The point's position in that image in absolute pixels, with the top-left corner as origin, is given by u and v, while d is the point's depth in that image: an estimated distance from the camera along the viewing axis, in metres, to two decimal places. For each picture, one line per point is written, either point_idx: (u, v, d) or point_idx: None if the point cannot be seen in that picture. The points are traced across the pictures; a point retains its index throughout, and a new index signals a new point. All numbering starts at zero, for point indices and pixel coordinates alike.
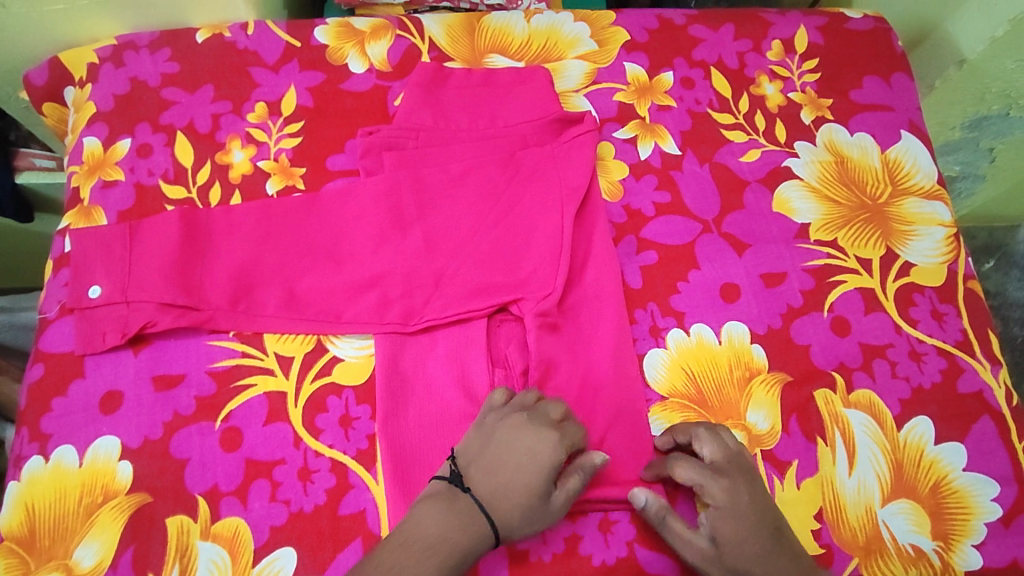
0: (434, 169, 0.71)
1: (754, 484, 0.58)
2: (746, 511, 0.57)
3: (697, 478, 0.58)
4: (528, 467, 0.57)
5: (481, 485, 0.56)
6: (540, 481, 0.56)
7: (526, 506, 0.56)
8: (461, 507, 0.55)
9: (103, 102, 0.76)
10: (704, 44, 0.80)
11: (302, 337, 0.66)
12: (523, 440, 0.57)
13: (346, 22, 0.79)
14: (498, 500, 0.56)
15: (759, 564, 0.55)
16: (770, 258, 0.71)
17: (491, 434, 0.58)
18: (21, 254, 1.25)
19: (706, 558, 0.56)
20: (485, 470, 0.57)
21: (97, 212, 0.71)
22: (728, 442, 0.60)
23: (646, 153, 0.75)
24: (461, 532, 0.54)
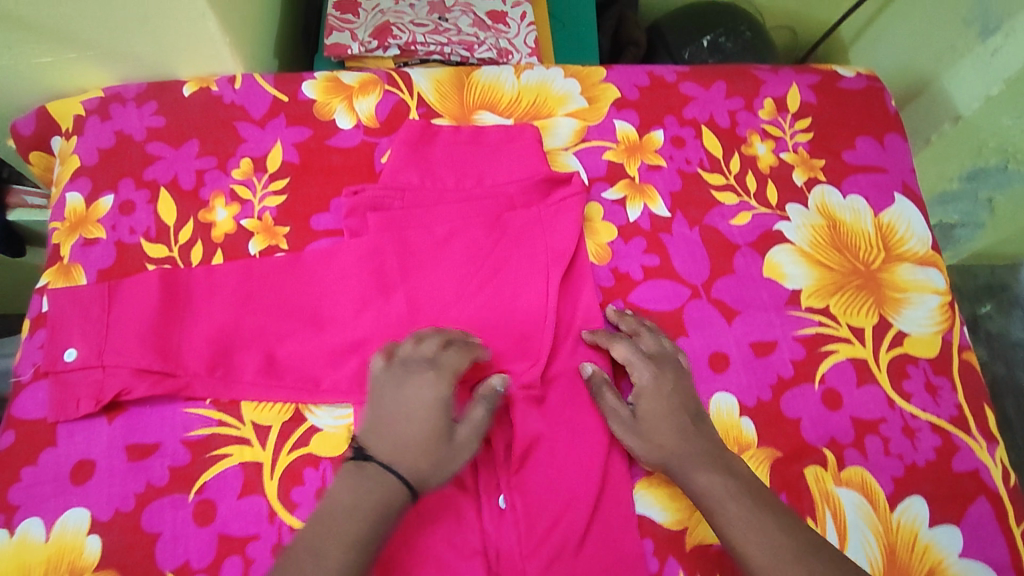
0: (419, 230, 0.70)
1: (681, 376, 0.65)
2: (670, 396, 0.63)
3: (631, 358, 0.64)
4: (418, 411, 0.59)
5: (382, 449, 0.58)
6: (436, 420, 0.59)
7: (431, 447, 0.58)
8: (372, 477, 0.56)
9: (87, 156, 0.75)
10: (695, 102, 0.79)
11: (280, 406, 0.65)
12: (410, 392, 0.59)
13: (334, 76, 0.79)
14: (404, 455, 0.57)
15: (674, 438, 0.61)
16: (760, 325, 0.69)
17: (379, 394, 0.60)
18: (10, 284, 1.22)
19: (624, 425, 0.63)
20: (382, 429, 0.59)
21: (77, 270, 0.69)
22: (665, 344, 0.67)
23: (635, 215, 0.74)
24: (382, 483, 0.56)
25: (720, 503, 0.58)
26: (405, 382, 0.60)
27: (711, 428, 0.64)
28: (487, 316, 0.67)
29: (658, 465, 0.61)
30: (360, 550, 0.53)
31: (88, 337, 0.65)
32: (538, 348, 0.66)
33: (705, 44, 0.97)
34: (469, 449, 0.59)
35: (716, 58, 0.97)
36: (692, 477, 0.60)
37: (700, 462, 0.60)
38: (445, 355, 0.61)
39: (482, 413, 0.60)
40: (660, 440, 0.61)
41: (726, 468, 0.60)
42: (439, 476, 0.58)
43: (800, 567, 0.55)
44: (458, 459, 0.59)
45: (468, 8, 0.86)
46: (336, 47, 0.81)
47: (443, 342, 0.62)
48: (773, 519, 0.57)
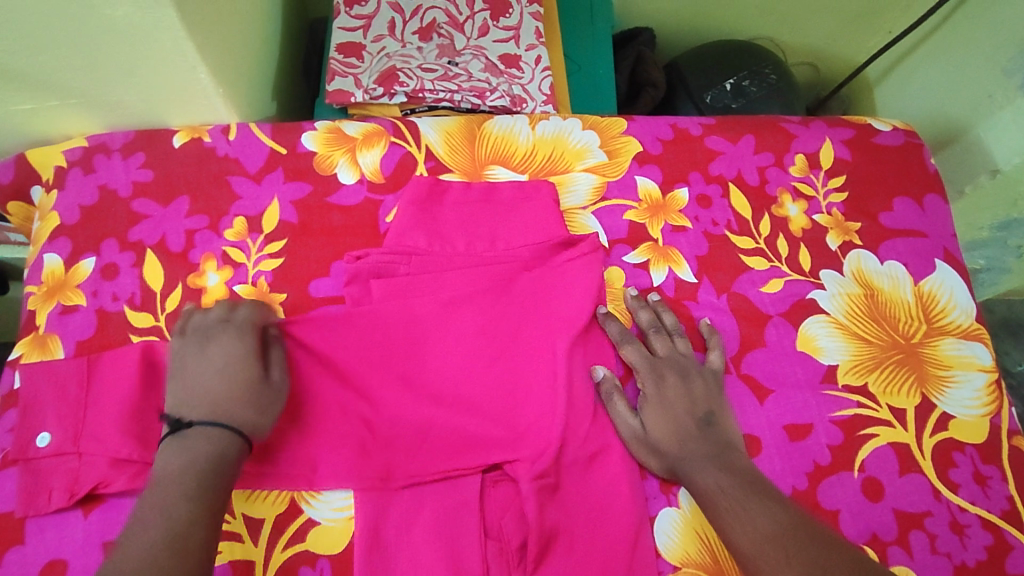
0: (425, 299, 0.64)
1: (689, 376, 0.62)
2: (676, 398, 0.61)
3: (639, 361, 0.63)
4: (235, 362, 0.56)
5: (197, 408, 0.54)
6: (255, 366, 0.57)
7: (253, 394, 0.56)
8: (196, 436, 0.52)
9: (69, 214, 0.69)
10: (722, 157, 0.74)
11: (274, 496, 0.59)
12: (220, 351, 0.57)
13: (336, 127, 0.74)
14: (221, 402, 0.54)
15: (676, 441, 0.59)
16: (795, 406, 0.64)
17: (184, 361, 0.57)
18: None
19: (632, 434, 0.60)
20: (190, 392, 0.55)
21: (54, 341, 0.64)
22: (678, 347, 0.64)
23: (659, 280, 0.69)
24: (216, 442, 0.52)
25: (714, 499, 0.55)
26: (211, 345, 0.57)
27: (725, 430, 0.60)
28: (498, 398, 0.61)
29: (666, 470, 0.60)
30: (201, 508, 0.48)
31: (62, 420, 0.59)
32: (558, 434, 0.59)
33: (729, 87, 0.92)
34: (284, 391, 0.59)
35: (740, 102, 0.92)
36: (691, 478, 0.57)
37: (699, 462, 0.58)
38: (235, 313, 0.60)
39: (280, 352, 0.60)
40: (664, 446, 0.59)
41: (725, 465, 0.57)
42: (262, 424, 0.56)
43: (779, 553, 0.49)
44: (278, 400, 0.58)
45: (479, 52, 0.82)
46: (338, 94, 0.77)
47: (229, 304, 0.61)
48: (760, 506, 0.53)
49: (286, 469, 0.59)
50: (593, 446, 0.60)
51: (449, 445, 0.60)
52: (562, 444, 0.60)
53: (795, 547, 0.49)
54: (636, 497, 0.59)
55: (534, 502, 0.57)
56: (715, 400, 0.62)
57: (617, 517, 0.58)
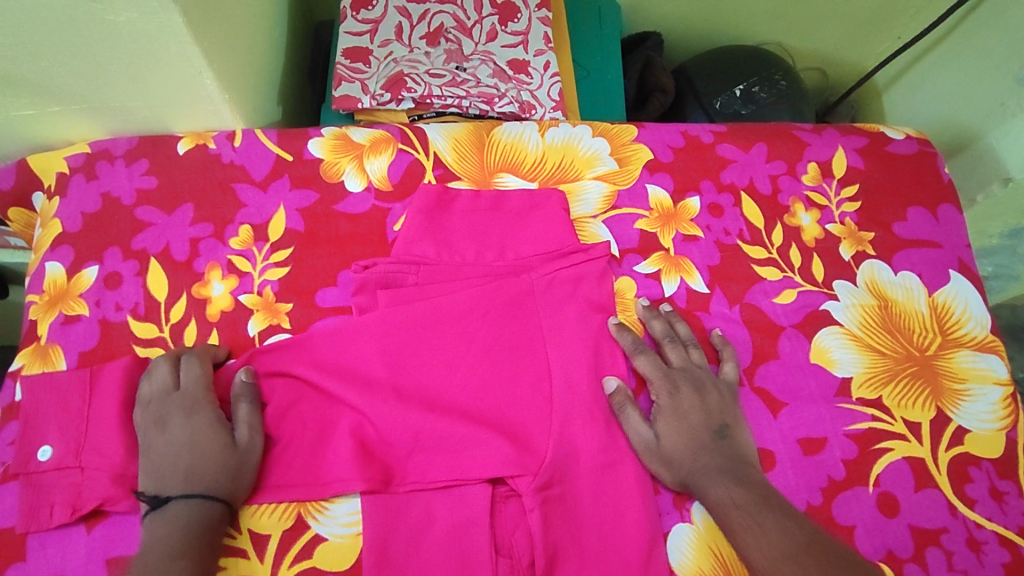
0: (433, 305, 0.62)
1: (704, 388, 0.61)
2: (690, 410, 0.59)
3: (653, 372, 0.62)
4: (195, 434, 0.56)
5: (169, 484, 0.54)
6: (213, 435, 0.56)
7: (224, 462, 0.55)
8: (171, 515, 0.52)
9: (71, 222, 0.68)
10: (734, 165, 0.73)
11: (280, 512, 0.57)
12: (176, 425, 0.56)
13: (343, 133, 0.73)
14: (193, 476, 0.54)
15: (689, 455, 0.58)
16: (810, 420, 0.63)
17: (149, 437, 0.56)
18: None
19: (645, 446, 0.59)
20: (160, 469, 0.55)
21: (56, 352, 0.62)
22: (693, 358, 0.63)
23: (671, 291, 0.68)
24: (201, 514, 0.53)
25: (729, 517, 0.53)
26: (165, 421, 0.57)
27: (739, 442, 0.59)
28: (508, 413, 0.59)
29: (679, 483, 0.58)
30: None
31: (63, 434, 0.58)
32: (570, 448, 0.58)
33: (738, 93, 0.91)
34: (260, 446, 0.58)
35: (749, 108, 0.91)
36: (705, 494, 0.56)
37: (713, 476, 0.56)
38: (184, 379, 0.59)
39: (248, 407, 0.58)
40: (677, 459, 0.58)
41: (739, 480, 0.55)
42: (245, 487, 0.56)
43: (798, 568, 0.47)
44: (255, 459, 0.57)
45: (487, 57, 0.81)
46: (345, 100, 0.76)
47: (176, 367, 0.60)
48: (776, 523, 0.51)
49: (291, 483, 0.57)
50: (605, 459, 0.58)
51: (459, 462, 0.57)
52: (575, 460, 0.58)
53: (814, 566, 0.47)
54: (649, 514, 0.57)
55: (547, 517, 0.56)
56: (729, 412, 0.60)
57: (629, 533, 0.56)
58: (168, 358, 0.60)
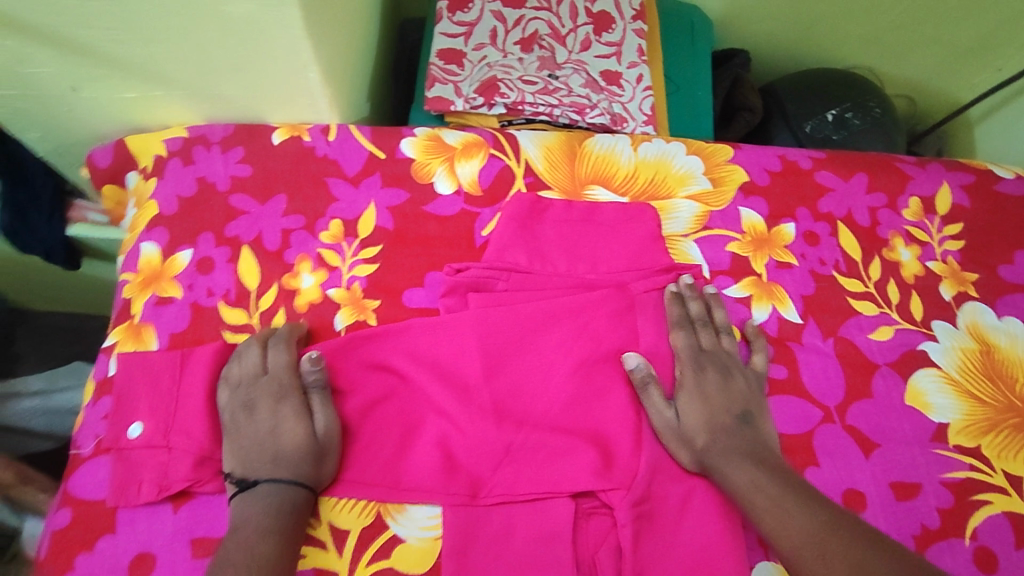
0: (524, 315, 0.62)
1: (730, 373, 0.61)
2: (715, 392, 0.60)
3: (685, 348, 0.61)
4: (281, 422, 0.57)
5: (257, 467, 0.55)
6: (297, 422, 0.56)
7: (304, 450, 0.55)
8: (259, 497, 0.53)
9: (167, 204, 0.69)
10: (832, 194, 0.72)
11: (359, 508, 0.57)
12: (265, 411, 0.57)
13: (437, 135, 0.73)
14: (280, 461, 0.55)
15: (716, 442, 0.57)
16: (903, 464, 0.61)
17: (236, 420, 0.57)
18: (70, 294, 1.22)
19: (665, 422, 0.58)
20: (248, 452, 0.56)
21: (149, 332, 0.63)
22: (722, 342, 0.63)
23: (762, 318, 0.66)
24: (289, 501, 0.53)
25: (754, 502, 0.54)
26: (254, 405, 0.57)
27: (762, 434, 0.59)
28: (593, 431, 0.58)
29: (696, 465, 0.57)
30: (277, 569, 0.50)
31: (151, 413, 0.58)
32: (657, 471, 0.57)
33: (831, 118, 0.89)
34: (337, 432, 0.57)
35: (841, 134, 0.89)
36: (728, 480, 0.55)
37: (730, 459, 0.56)
38: (272, 364, 0.59)
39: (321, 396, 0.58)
40: (704, 441, 0.57)
41: (761, 464, 0.56)
42: (328, 473, 0.56)
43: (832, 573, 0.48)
44: (335, 446, 0.57)
45: (581, 67, 0.80)
46: (439, 101, 0.76)
47: (264, 350, 0.60)
48: (812, 526, 0.51)
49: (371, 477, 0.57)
50: (684, 488, 0.57)
51: (544, 473, 0.57)
52: (663, 483, 0.57)
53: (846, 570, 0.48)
54: (739, 547, 0.55)
55: (634, 538, 0.54)
56: (754, 401, 0.60)
57: (719, 565, 0.54)
58: (257, 342, 0.60)
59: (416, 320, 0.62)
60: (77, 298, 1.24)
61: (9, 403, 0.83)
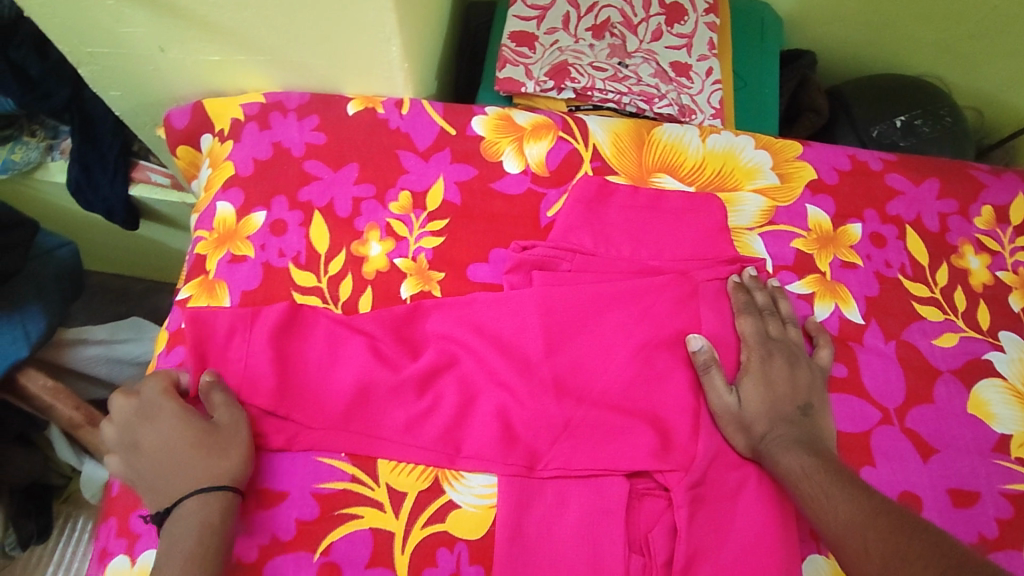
0: (587, 296, 0.63)
1: (796, 362, 0.61)
2: (780, 380, 0.60)
3: (751, 333, 0.62)
4: (181, 435, 0.55)
5: (171, 491, 0.54)
6: (196, 430, 0.55)
7: (207, 450, 0.55)
8: (183, 519, 0.52)
9: (243, 166, 0.71)
10: (902, 197, 0.71)
11: (418, 472, 0.58)
12: (149, 437, 0.56)
13: (506, 114, 0.74)
14: (194, 475, 0.54)
15: (772, 424, 0.58)
16: (961, 471, 0.60)
17: (137, 460, 0.56)
18: (126, 255, 1.27)
19: (726, 403, 0.59)
20: (156, 482, 0.55)
21: (221, 287, 0.65)
22: (789, 333, 0.63)
23: (824, 316, 0.66)
24: (212, 513, 0.53)
25: (803, 483, 0.54)
26: (139, 441, 0.56)
27: (821, 425, 0.59)
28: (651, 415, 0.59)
29: (752, 450, 0.58)
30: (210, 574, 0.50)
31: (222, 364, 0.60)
32: (712, 456, 0.58)
33: (899, 125, 0.88)
34: (242, 419, 0.57)
35: (909, 141, 0.88)
36: (780, 461, 0.55)
37: (787, 445, 0.56)
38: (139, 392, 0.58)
39: (221, 395, 0.57)
40: (762, 423, 0.58)
41: (816, 452, 0.56)
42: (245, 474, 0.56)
43: (868, 540, 0.48)
44: (241, 441, 0.56)
45: (651, 56, 0.80)
46: (509, 82, 0.76)
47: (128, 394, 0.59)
48: (856, 503, 0.51)
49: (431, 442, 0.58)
50: (738, 477, 0.58)
51: (600, 451, 0.58)
52: (716, 470, 0.58)
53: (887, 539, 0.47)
54: (790, 538, 0.56)
55: (688, 519, 0.55)
56: (816, 394, 0.60)
57: (771, 554, 0.55)
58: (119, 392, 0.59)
59: (483, 293, 0.64)
60: (127, 258, 1.28)
61: (75, 349, 0.83)
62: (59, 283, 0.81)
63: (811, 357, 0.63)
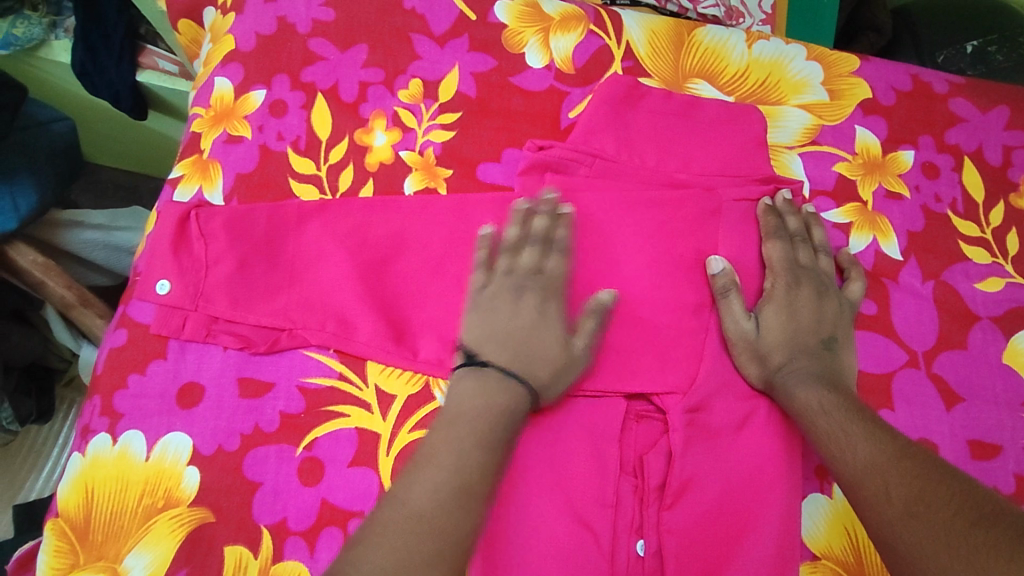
0: (604, 205, 0.58)
1: (825, 293, 0.57)
2: (805, 310, 0.56)
3: (780, 259, 0.57)
4: (545, 322, 0.53)
5: (471, 331, 0.52)
6: (560, 338, 0.52)
7: (557, 355, 0.52)
8: (488, 380, 0.49)
9: (244, 39, 0.65)
10: (964, 124, 0.65)
11: (408, 376, 0.56)
12: (531, 302, 0.53)
13: (533, 2, 0.67)
14: (513, 344, 0.51)
15: (789, 356, 0.54)
16: (985, 423, 0.57)
17: (480, 294, 0.54)
18: (137, 151, 1.22)
19: (742, 332, 0.55)
20: (488, 334, 0.52)
21: (216, 169, 0.61)
22: (820, 264, 0.58)
23: (859, 248, 0.60)
24: (501, 398, 0.49)
25: (818, 420, 0.50)
26: (524, 292, 0.53)
27: (844, 360, 0.55)
28: (658, 337, 0.55)
29: (765, 382, 0.54)
30: (483, 450, 0.46)
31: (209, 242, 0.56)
32: (719, 385, 0.55)
33: (970, 50, 0.80)
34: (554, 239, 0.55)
35: (977, 69, 0.80)
36: (795, 396, 0.52)
37: (804, 378, 0.53)
38: (549, 264, 0.55)
39: (534, 250, 0.55)
40: (778, 354, 0.54)
41: (835, 388, 0.52)
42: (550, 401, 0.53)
43: (883, 482, 0.44)
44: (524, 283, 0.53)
45: None
46: None
47: (542, 249, 0.55)
48: (875, 444, 0.47)
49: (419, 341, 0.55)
50: (744, 408, 0.55)
51: (602, 368, 0.55)
52: (722, 400, 0.55)
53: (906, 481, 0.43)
54: (793, 475, 0.53)
55: (687, 446, 0.53)
56: (843, 327, 0.56)
57: (770, 488, 0.52)
58: (537, 244, 0.55)
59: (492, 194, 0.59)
60: (121, 151, 1.21)
61: (69, 230, 0.81)
62: (54, 159, 0.78)
63: (840, 289, 0.58)
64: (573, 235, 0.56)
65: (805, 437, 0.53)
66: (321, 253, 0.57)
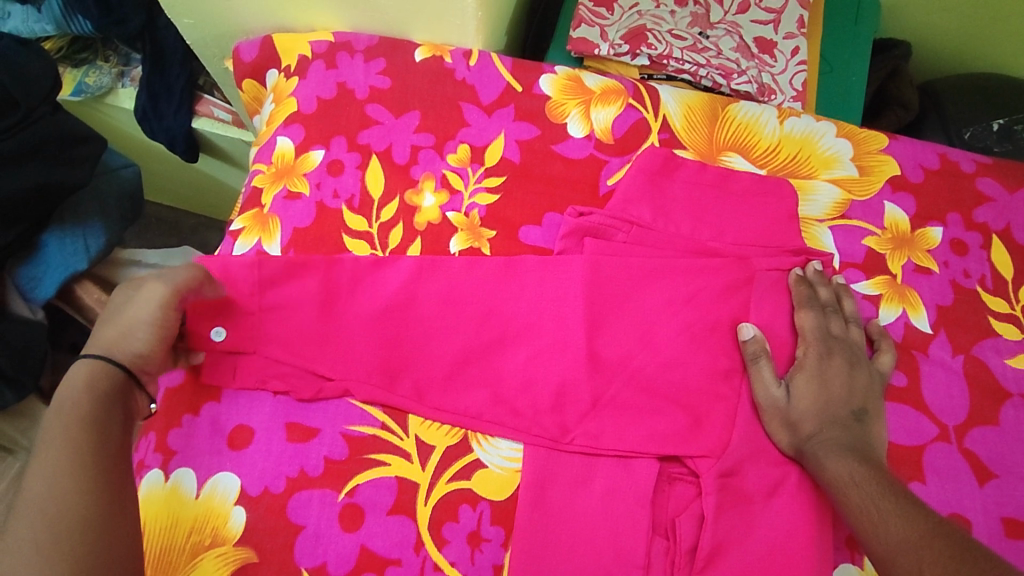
0: (639, 272, 0.61)
1: (857, 365, 0.58)
2: (836, 381, 0.57)
3: (812, 329, 0.59)
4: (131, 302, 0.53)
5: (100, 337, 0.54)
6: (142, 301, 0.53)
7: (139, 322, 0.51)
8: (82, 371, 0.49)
9: (306, 103, 0.70)
10: (992, 204, 0.67)
11: (447, 427, 0.57)
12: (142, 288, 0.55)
13: (576, 76, 0.71)
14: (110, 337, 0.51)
15: (820, 424, 0.55)
16: (1019, 500, 0.57)
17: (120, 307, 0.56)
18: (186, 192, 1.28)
19: (773, 398, 0.56)
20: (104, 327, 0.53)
21: (274, 223, 0.65)
22: (851, 334, 0.60)
23: (888, 320, 0.62)
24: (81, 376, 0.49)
25: (850, 492, 0.51)
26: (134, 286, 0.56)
27: (874, 432, 0.56)
28: (691, 401, 0.57)
29: (796, 449, 0.55)
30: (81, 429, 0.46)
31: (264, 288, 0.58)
32: (752, 452, 0.56)
33: (996, 128, 0.84)
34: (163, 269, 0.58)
35: (1004, 146, 0.83)
36: (827, 467, 0.53)
37: (835, 449, 0.53)
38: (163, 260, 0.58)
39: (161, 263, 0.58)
40: (808, 423, 0.55)
41: (867, 461, 0.52)
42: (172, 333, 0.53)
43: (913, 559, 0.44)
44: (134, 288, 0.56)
45: (734, 29, 0.77)
46: (583, 43, 0.75)
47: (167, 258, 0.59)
48: (904, 520, 0.47)
49: (459, 396, 0.57)
50: (777, 475, 0.55)
51: (636, 429, 0.56)
52: (754, 466, 0.56)
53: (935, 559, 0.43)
54: (825, 545, 0.53)
55: (720, 510, 0.53)
56: (873, 399, 0.57)
57: (802, 557, 0.53)
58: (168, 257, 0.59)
59: (534, 256, 0.62)
60: (181, 192, 1.28)
61: (127, 268, 0.86)
62: (120, 202, 0.82)
63: (870, 360, 0.59)
64: (493, 294, 0.60)
65: (836, 509, 0.53)
66: (369, 305, 0.59)
